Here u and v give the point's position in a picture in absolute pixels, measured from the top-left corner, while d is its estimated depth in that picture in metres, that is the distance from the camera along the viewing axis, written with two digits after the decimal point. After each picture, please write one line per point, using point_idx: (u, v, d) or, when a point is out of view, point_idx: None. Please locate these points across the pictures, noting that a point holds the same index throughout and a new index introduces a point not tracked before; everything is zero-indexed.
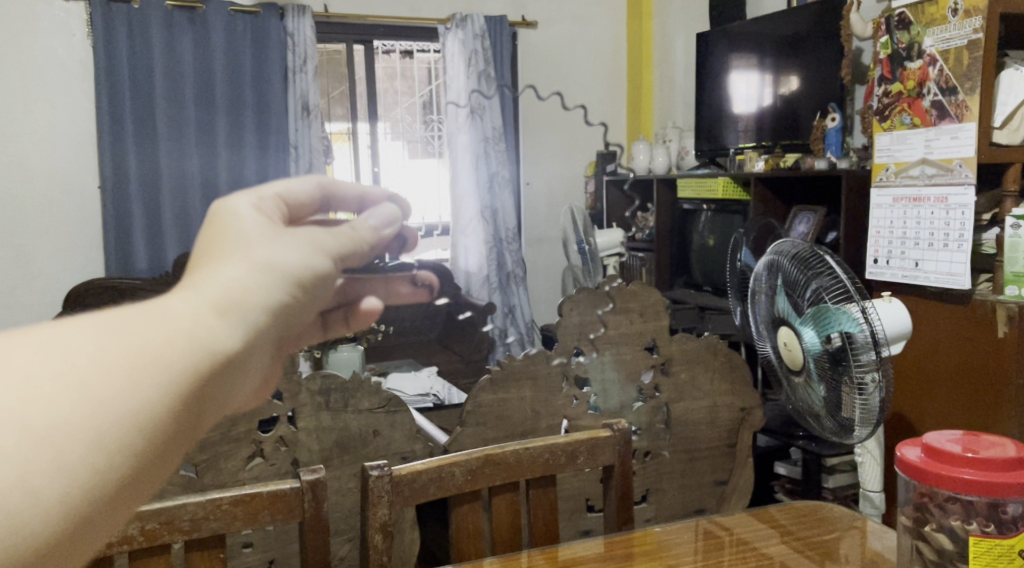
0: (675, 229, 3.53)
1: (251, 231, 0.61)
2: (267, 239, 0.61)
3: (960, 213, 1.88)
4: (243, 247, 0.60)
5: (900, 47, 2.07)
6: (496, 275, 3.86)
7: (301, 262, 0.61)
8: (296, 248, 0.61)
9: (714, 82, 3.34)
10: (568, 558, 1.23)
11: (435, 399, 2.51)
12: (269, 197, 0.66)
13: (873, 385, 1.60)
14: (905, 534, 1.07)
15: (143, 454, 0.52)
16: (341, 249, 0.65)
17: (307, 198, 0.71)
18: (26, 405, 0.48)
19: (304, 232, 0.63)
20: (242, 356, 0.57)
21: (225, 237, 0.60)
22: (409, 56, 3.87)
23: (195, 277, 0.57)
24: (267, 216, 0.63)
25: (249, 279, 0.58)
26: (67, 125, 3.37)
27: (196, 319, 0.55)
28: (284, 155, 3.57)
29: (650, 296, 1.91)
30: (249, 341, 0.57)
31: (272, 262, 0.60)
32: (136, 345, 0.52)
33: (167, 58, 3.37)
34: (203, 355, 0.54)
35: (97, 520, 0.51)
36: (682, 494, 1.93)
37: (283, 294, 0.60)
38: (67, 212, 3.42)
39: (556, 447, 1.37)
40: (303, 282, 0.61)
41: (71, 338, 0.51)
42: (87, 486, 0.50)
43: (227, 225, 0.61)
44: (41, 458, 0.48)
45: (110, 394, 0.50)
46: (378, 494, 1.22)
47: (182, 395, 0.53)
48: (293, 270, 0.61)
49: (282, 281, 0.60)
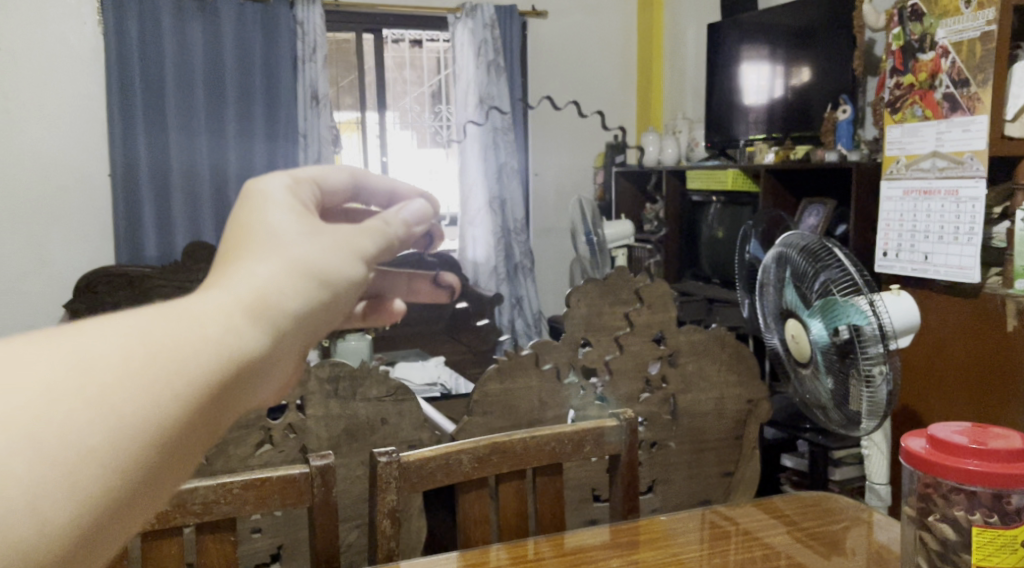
0: (684, 221, 3.52)
1: (285, 227, 0.60)
2: (300, 236, 0.60)
3: (970, 205, 1.88)
4: (275, 246, 0.59)
5: (913, 38, 2.06)
6: (504, 265, 3.85)
7: (333, 263, 0.61)
8: (329, 247, 0.61)
9: (724, 74, 3.33)
10: (573, 546, 1.23)
11: (442, 389, 2.52)
12: (305, 179, 0.68)
13: (881, 377, 1.60)
14: (910, 525, 1.07)
15: (162, 456, 0.51)
16: (374, 247, 0.65)
17: (339, 186, 0.73)
18: (47, 412, 0.48)
19: (338, 230, 0.63)
20: (265, 362, 0.56)
21: (256, 235, 0.60)
22: (418, 45, 3.88)
23: (224, 276, 0.57)
24: (300, 207, 0.63)
25: (280, 281, 0.58)
26: (77, 111, 3.38)
27: (220, 324, 0.55)
28: (293, 144, 3.59)
29: (656, 287, 1.93)
30: (273, 345, 0.57)
31: (305, 263, 0.59)
32: (159, 345, 0.52)
33: (178, 46, 3.38)
34: (228, 356, 0.54)
35: (110, 528, 0.50)
36: (689, 485, 1.93)
37: (312, 298, 0.59)
38: (77, 200, 3.43)
39: (562, 436, 1.38)
40: (335, 284, 0.61)
41: (91, 341, 0.51)
42: (102, 496, 0.49)
43: (257, 221, 0.60)
44: (58, 459, 0.48)
45: (132, 391, 0.50)
46: (386, 480, 1.23)
47: (203, 404, 0.53)
48: (324, 272, 0.60)
49: (312, 283, 0.59)
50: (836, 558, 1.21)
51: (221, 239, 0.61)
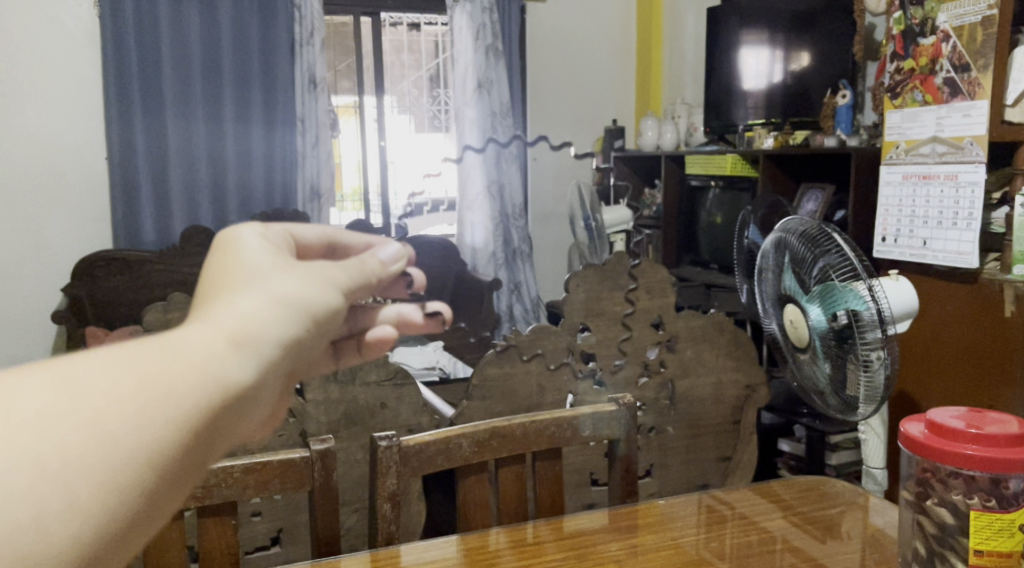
0: (683, 205, 3.51)
1: (263, 263, 0.61)
2: (279, 269, 0.61)
3: (969, 190, 1.88)
4: (256, 280, 0.60)
5: (914, 23, 2.05)
6: (502, 251, 3.86)
7: (315, 294, 0.61)
8: (309, 280, 0.62)
9: (724, 58, 3.31)
10: (572, 531, 1.24)
11: (441, 374, 2.53)
12: (278, 228, 0.68)
13: (879, 362, 1.60)
14: (908, 509, 1.07)
15: (155, 486, 0.53)
16: (351, 280, 0.65)
17: (313, 242, 0.73)
18: (38, 441, 0.49)
19: (316, 264, 0.63)
20: (252, 389, 0.57)
21: (235, 272, 0.60)
22: (417, 28, 3.86)
23: (207, 309, 0.58)
24: (275, 247, 0.64)
25: (262, 313, 0.58)
26: (73, 94, 3.34)
27: (205, 354, 0.56)
28: (290, 128, 3.58)
29: (655, 274, 1.94)
30: (260, 373, 0.58)
31: (286, 295, 0.60)
32: (146, 378, 0.53)
33: (174, 30, 3.37)
34: (215, 387, 0.55)
35: (109, 554, 0.52)
36: (686, 469, 1.95)
37: (295, 328, 0.60)
38: (73, 184, 3.37)
39: (562, 421, 1.38)
40: (316, 314, 0.61)
41: (81, 371, 0.52)
42: (98, 526, 0.51)
43: (233, 258, 0.61)
44: (55, 491, 0.49)
45: (121, 423, 0.51)
46: (387, 464, 1.24)
47: (192, 430, 0.54)
48: (305, 301, 0.61)
49: (294, 314, 0.60)
50: (832, 542, 1.21)
51: (199, 283, 0.62)
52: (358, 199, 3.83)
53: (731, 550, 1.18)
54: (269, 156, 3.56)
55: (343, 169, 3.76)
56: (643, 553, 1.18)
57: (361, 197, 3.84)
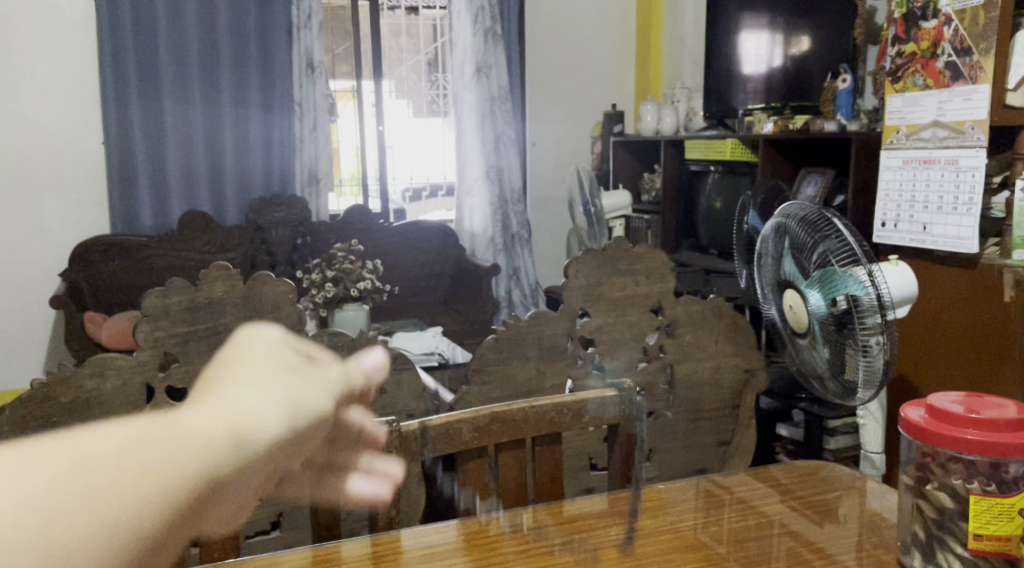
0: (682, 190, 3.50)
1: (262, 365, 0.53)
2: (279, 373, 0.53)
3: (970, 175, 1.87)
4: (256, 381, 0.52)
5: (915, 6, 2.04)
6: (501, 237, 3.89)
7: (313, 404, 0.54)
8: (307, 390, 0.54)
9: (723, 42, 3.29)
10: (571, 515, 1.24)
11: (440, 358, 2.53)
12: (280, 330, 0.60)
13: (879, 347, 1.60)
14: (908, 494, 1.07)
15: None
16: (341, 395, 0.58)
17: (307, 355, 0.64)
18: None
19: (316, 374, 0.56)
20: (236, 505, 0.48)
21: (231, 367, 0.52)
22: (414, 12, 3.82)
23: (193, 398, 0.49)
24: (278, 348, 0.56)
25: (259, 416, 0.50)
26: (69, 78, 3.31)
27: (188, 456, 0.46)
28: (288, 113, 3.56)
29: (655, 259, 1.94)
30: (248, 483, 0.49)
31: (286, 398, 0.52)
32: (109, 482, 0.43)
33: (170, 14, 3.35)
34: (194, 503, 0.46)
35: None
36: (685, 455, 1.98)
37: (290, 441, 0.52)
38: (70, 168, 3.35)
39: (562, 406, 1.38)
40: (312, 428, 0.53)
41: (83, 445, 0.44)
42: None
43: (233, 356, 0.53)
44: None
45: (66, 536, 0.42)
46: (387, 449, 1.24)
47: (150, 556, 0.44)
48: (304, 410, 0.53)
49: (291, 421, 0.51)
50: (830, 526, 1.22)
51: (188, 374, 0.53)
52: (356, 183, 3.82)
53: (730, 535, 1.18)
54: (267, 141, 3.54)
55: (342, 154, 3.75)
56: (642, 538, 1.18)
57: (359, 182, 3.82)
